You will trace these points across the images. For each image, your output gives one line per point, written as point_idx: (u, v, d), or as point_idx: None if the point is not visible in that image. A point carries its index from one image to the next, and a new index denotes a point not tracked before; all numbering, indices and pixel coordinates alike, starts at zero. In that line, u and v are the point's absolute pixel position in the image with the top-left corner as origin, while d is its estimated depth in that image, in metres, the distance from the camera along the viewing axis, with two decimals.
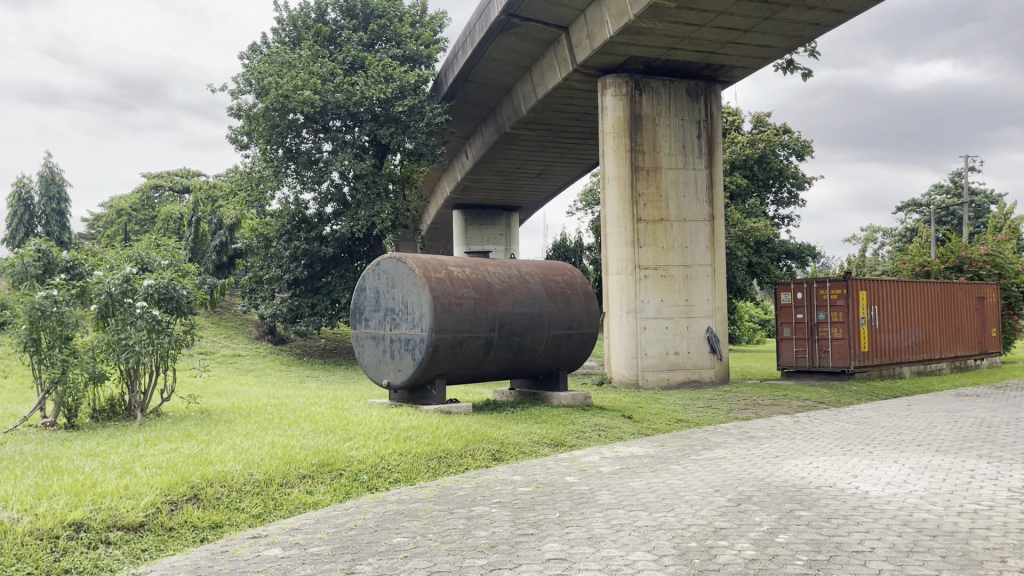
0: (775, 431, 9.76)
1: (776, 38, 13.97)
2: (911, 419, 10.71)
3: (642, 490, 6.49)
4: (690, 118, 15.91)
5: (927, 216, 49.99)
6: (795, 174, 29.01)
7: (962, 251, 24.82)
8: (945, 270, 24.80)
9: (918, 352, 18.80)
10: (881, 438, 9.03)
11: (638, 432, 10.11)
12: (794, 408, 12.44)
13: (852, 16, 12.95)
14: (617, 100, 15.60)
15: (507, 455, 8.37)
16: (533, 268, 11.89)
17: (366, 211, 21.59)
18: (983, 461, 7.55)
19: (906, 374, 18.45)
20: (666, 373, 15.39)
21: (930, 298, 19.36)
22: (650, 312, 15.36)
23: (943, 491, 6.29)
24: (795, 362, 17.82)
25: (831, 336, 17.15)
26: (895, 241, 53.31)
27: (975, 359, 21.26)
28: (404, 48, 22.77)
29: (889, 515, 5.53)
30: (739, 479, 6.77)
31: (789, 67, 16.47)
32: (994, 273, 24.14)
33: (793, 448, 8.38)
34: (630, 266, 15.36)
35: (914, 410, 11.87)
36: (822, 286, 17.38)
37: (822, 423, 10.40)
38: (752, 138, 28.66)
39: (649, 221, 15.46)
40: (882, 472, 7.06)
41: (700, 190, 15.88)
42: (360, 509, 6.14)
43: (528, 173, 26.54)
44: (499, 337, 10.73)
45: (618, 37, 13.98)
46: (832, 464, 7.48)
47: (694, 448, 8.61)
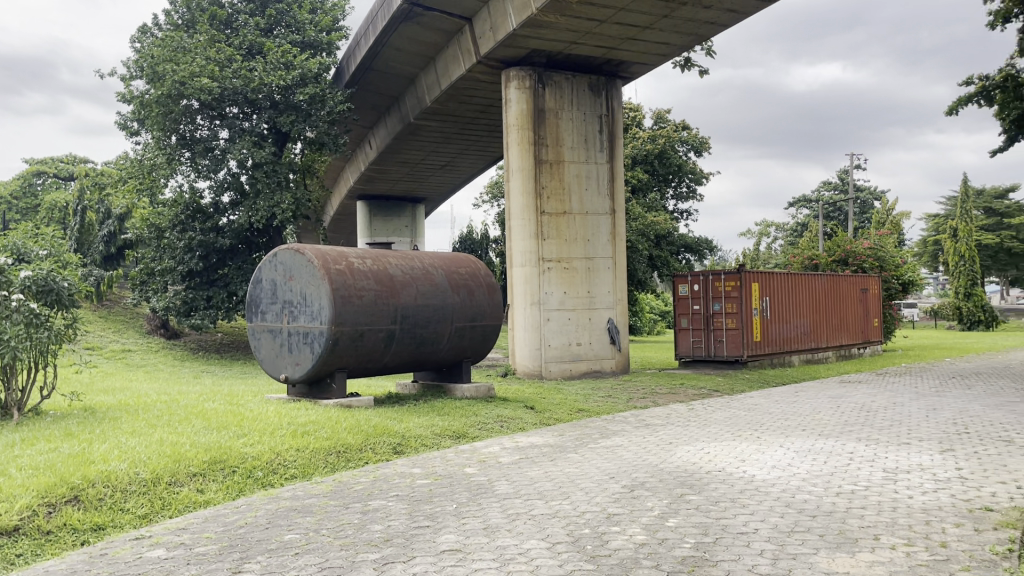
0: (670, 419, 10.04)
1: (674, 36, 14.30)
2: (797, 405, 11.22)
3: (540, 479, 6.56)
4: (591, 112, 16.17)
5: (817, 211, 52.58)
6: (693, 169, 29.92)
7: (847, 246, 25.86)
8: (832, 264, 25.72)
9: (806, 341, 19.67)
10: (769, 423, 9.40)
11: (539, 422, 10.22)
12: (689, 397, 12.81)
13: (745, 16, 13.38)
14: (520, 93, 15.62)
15: (408, 448, 8.29)
16: (436, 260, 11.81)
17: (265, 201, 21.04)
18: (861, 444, 7.98)
19: (795, 363, 19.27)
20: (569, 364, 15.59)
21: (818, 290, 20.24)
22: (553, 304, 15.53)
23: (824, 473, 6.62)
24: (692, 352, 18.31)
25: (725, 327, 17.73)
26: (787, 234, 55.72)
27: (858, 348, 22.38)
28: (303, 35, 22.29)
29: (773, 497, 5.77)
30: (634, 466, 6.91)
31: (687, 64, 16.91)
32: (876, 266, 25.45)
33: (686, 435, 8.61)
34: (534, 258, 15.44)
35: (800, 396, 12.43)
36: (717, 278, 17.96)
37: (715, 410, 10.73)
38: (652, 133, 29.22)
39: (552, 214, 15.61)
40: (768, 456, 7.35)
41: (601, 183, 16.17)
42: (251, 506, 5.98)
43: (432, 165, 26.37)
44: (401, 330, 10.65)
45: (521, 30, 14.02)
46: (722, 449, 7.75)
47: (593, 436, 8.76)
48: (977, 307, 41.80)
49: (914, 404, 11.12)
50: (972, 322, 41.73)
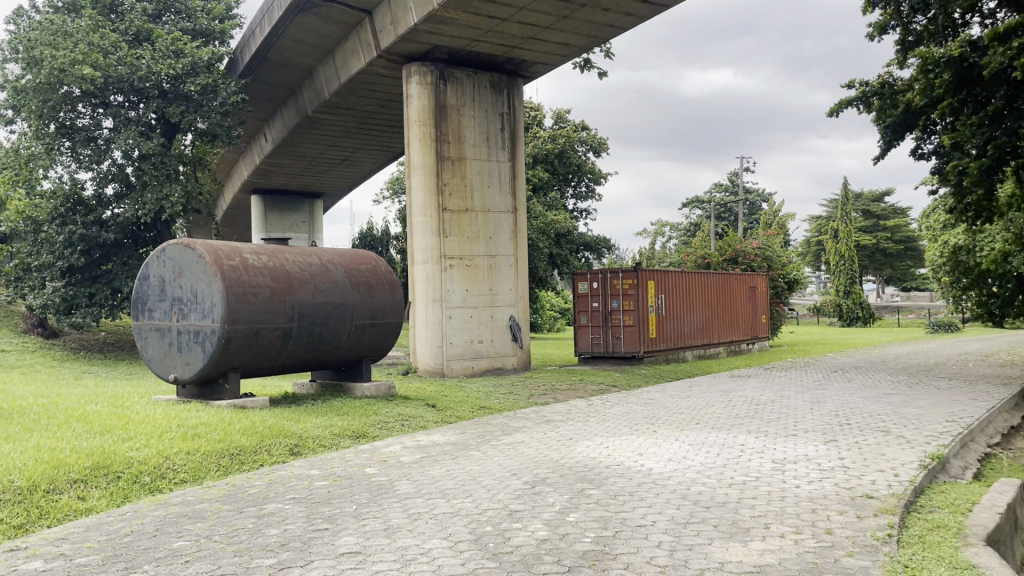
0: (569, 414, 10.16)
1: (574, 36, 14.48)
2: (691, 399, 11.55)
3: (441, 477, 6.52)
4: (493, 110, 16.19)
5: (708, 212, 54.47)
6: (592, 169, 30.40)
7: (737, 246, 26.84)
8: (723, 263, 26.66)
9: (698, 337, 20.28)
10: (664, 418, 9.64)
11: (441, 419, 10.16)
12: (588, 392, 13.01)
13: (643, 20, 13.67)
14: (421, 89, 15.49)
15: (305, 449, 8.09)
16: (335, 257, 11.57)
17: (153, 194, 20.12)
18: (751, 436, 8.28)
19: (689, 358, 19.86)
20: (471, 362, 15.55)
21: (709, 288, 20.93)
22: (455, 302, 15.46)
23: (717, 465, 6.83)
24: (591, 348, 18.59)
25: (622, 323, 18.10)
26: (681, 234, 57.46)
27: (748, 343, 23.27)
28: (194, 23, 21.47)
29: (670, 490, 5.91)
30: (535, 463, 6.96)
31: (587, 65, 17.14)
32: (764, 265, 26.52)
33: (586, 430, 8.74)
34: (435, 255, 15.34)
35: (693, 391, 12.82)
36: (615, 276, 18.31)
37: (614, 406, 10.94)
38: (552, 133, 29.54)
39: (454, 211, 15.55)
40: (664, 449, 7.53)
41: (503, 181, 16.23)
42: (137, 513, 5.70)
43: (331, 159, 25.86)
44: (298, 328, 10.39)
45: (422, 25, 13.90)
46: (620, 443, 7.88)
47: (494, 433, 8.76)
48: (856, 304, 44.05)
49: (799, 397, 11.65)
50: (852, 318, 43.96)
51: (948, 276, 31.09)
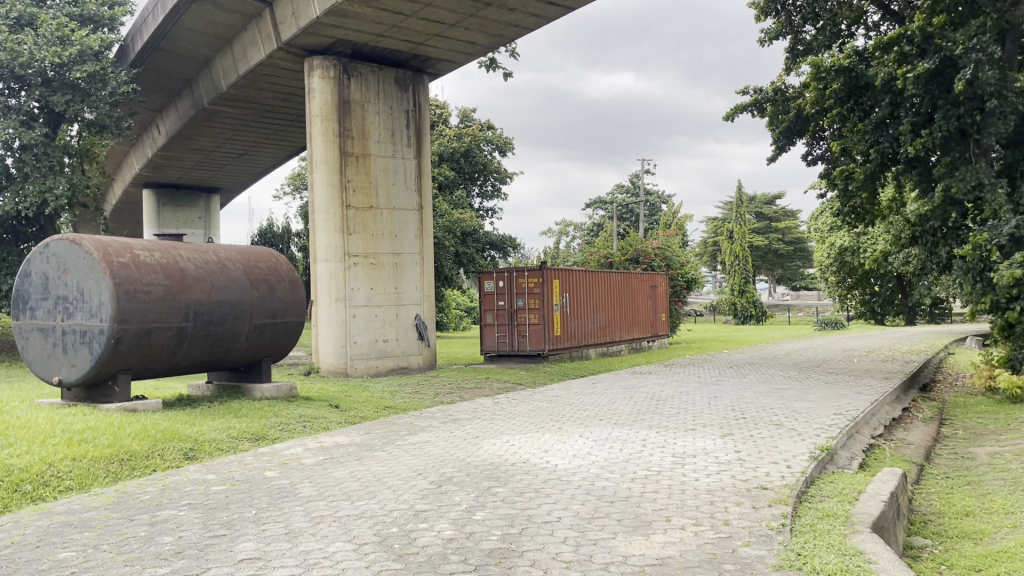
0: (475, 413, 10.15)
1: (480, 35, 14.48)
2: (595, 396, 11.73)
3: (345, 479, 6.39)
4: (398, 107, 16.02)
5: (611, 212, 55.59)
6: (498, 169, 30.49)
7: (638, 245, 27.43)
8: (625, 262, 27.21)
9: (601, 335, 20.63)
10: (569, 414, 9.75)
11: (344, 420, 9.98)
12: (494, 391, 13.03)
13: (547, 21, 13.78)
14: (324, 83, 15.16)
15: (202, 453, 7.79)
16: (233, 253, 11.21)
17: (35, 186, 19.01)
18: (652, 431, 8.48)
19: (592, 356, 20.17)
20: (375, 361, 15.35)
21: (612, 286, 21.31)
22: (359, 301, 15.21)
23: (620, 460, 6.96)
24: (497, 347, 18.65)
25: (528, 322, 18.23)
26: (584, 234, 58.39)
27: (648, 340, 23.83)
28: (82, 8, 20.45)
29: (575, 485, 5.98)
30: (441, 462, 6.91)
31: (493, 65, 17.17)
32: (664, 265, 27.22)
33: (491, 428, 8.75)
34: (339, 253, 15.06)
35: (596, 387, 13.02)
36: (521, 274, 18.42)
37: (519, 404, 11.00)
38: (458, 131, 29.48)
39: (358, 208, 15.30)
40: (569, 446, 7.61)
41: (408, 178, 16.08)
42: (19, 523, 5.37)
43: (229, 154, 25.04)
44: (193, 327, 10.01)
45: (325, 19, 13.62)
46: (526, 441, 7.93)
47: (399, 433, 8.67)
48: (750, 302, 45.72)
49: (698, 393, 12.00)
50: (746, 316, 45.61)
51: (834, 276, 32.67)
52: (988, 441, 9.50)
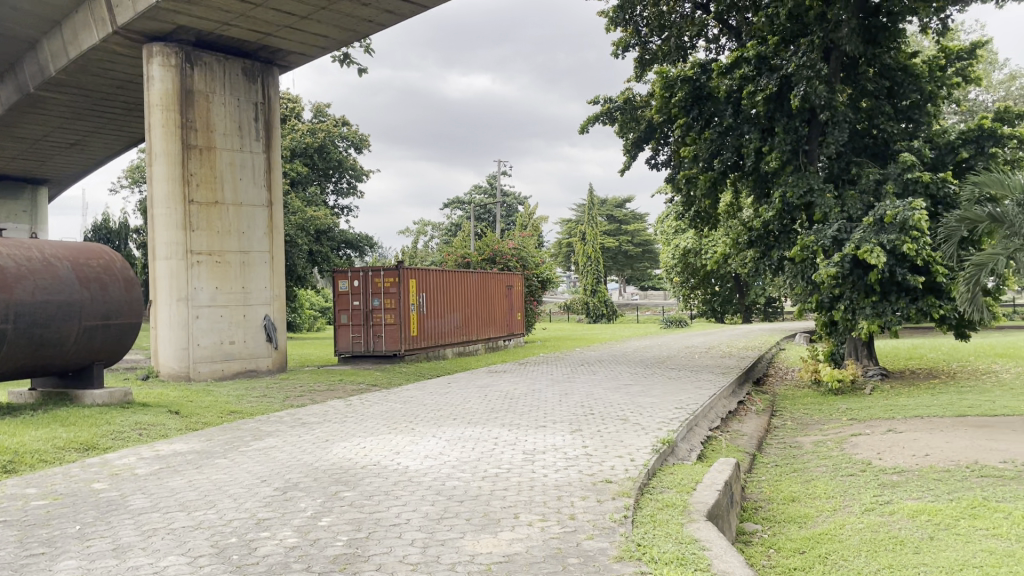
0: (326, 416, 9.91)
1: (332, 29, 14.15)
2: (450, 396, 11.72)
3: (182, 489, 6.06)
4: (245, 99, 15.40)
5: (468, 213, 55.94)
6: (353, 166, 29.96)
7: (495, 246, 27.70)
8: (482, 262, 27.40)
9: (458, 335, 20.67)
10: (422, 415, 9.69)
11: (185, 426, 9.49)
12: (347, 392, 12.78)
13: (402, 18, 13.65)
14: (164, 71, 14.34)
15: (21, 466, 7.18)
16: (60, 250, 10.40)
17: None
18: (504, 429, 8.57)
19: (448, 356, 20.16)
20: (220, 364, 14.69)
21: (468, 286, 21.40)
22: (204, 301, 14.52)
23: (471, 459, 6.98)
24: (351, 347, 18.27)
25: (384, 322, 18.00)
26: (442, 234, 58.39)
27: (504, 339, 24.12)
28: None
29: (425, 486, 5.94)
30: (287, 467, 6.69)
31: (346, 59, 16.83)
32: (520, 265, 27.64)
33: (342, 431, 8.57)
34: (181, 251, 14.30)
35: (451, 387, 13.03)
36: (376, 274, 18.16)
37: (372, 405, 10.85)
38: (311, 126, 28.70)
39: (202, 204, 14.59)
40: (421, 446, 7.57)
41: (257, 174, 15.50)
42: None
43: (57, 143, 23.26)
44: (14, 330, 9.24)
45: (166, 4, 12.87)
46: (377, 443, 7.81)
47: (244, 439, 8.32)
48: (601, 302, 47.21)
49: (550, 390, 12.24)
50: (597, 316, 47.09)
51: (679, 277, 34.30)
52: (813, 430, 10.26)
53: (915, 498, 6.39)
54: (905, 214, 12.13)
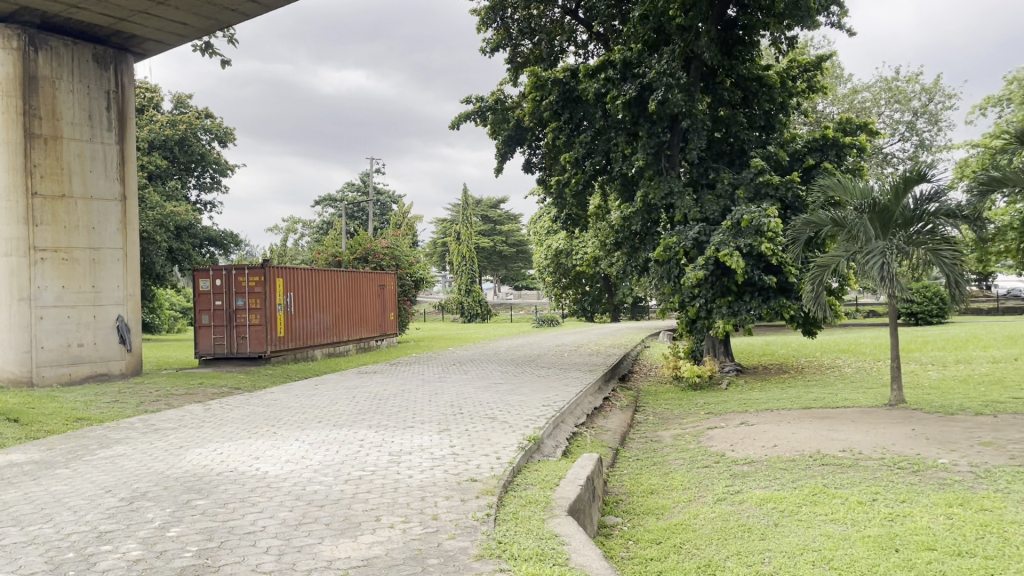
0: (182, 421, 9.45)
1: (192, 17, 13.51)
2: (316, 398, 11.45)
3: (16, 503, 5.63)
4: (97, 87, 14.49)
5: (340, 210, 54.89)
6: (217, 160, 28.87)
7: (367, 244, 27.26)
8: (354, 261, 26.90)
9: (328, 335, 20.23)
10: (286, 418, 9.41)
11: (24, 435, 8.82)
12: (207, 396, 12.26)
13: (267, 9, 13.20)
14: (4, 53, 13.38)
15: None
16: None
17: None
18: (371, 431, 8.44)
19: (317, 357, 19.68)
20: (67, 368, 13.78)
21: (338, 285, 21.00)
22: (48, 301, 13.58)
23: (334, 462, 6.83)
24: (213, 350, 17.47)
25: (248, 323, 17.34)
26: (313, 232, 56.99)
27: (376, 340, 23.81)
28: None
29: (284, 492, 5.77)
30: (136, 476, 6.33)
31: (209, 49, 16.12)
32: (392, 264, 27.34)
33: (198, 436, 8.21)
34: (21, 246, 13.36)
35: (318, 389, 12.73)
36: (240, 273, 17.52)
37: (233, 408, 10.44)
38: (172, 117, 27.20)
39: (47, 197, 13.65)
40: (282, 451, 7.34)
41: (110, 166, 14.61)
42: None
43: None
44: None
45: None
46: (235, 448, 7.52)
47: (90, 447, 7.82)
48: (476, 302, 47.37)
49: (419, 390, 12.17)
50: (472, 315, 47.21)
51: (551, 277, 34.89)
52: (673, 424, 10.67)
53: (763, 487, 6.75)
54: (759, 220, 12.74)
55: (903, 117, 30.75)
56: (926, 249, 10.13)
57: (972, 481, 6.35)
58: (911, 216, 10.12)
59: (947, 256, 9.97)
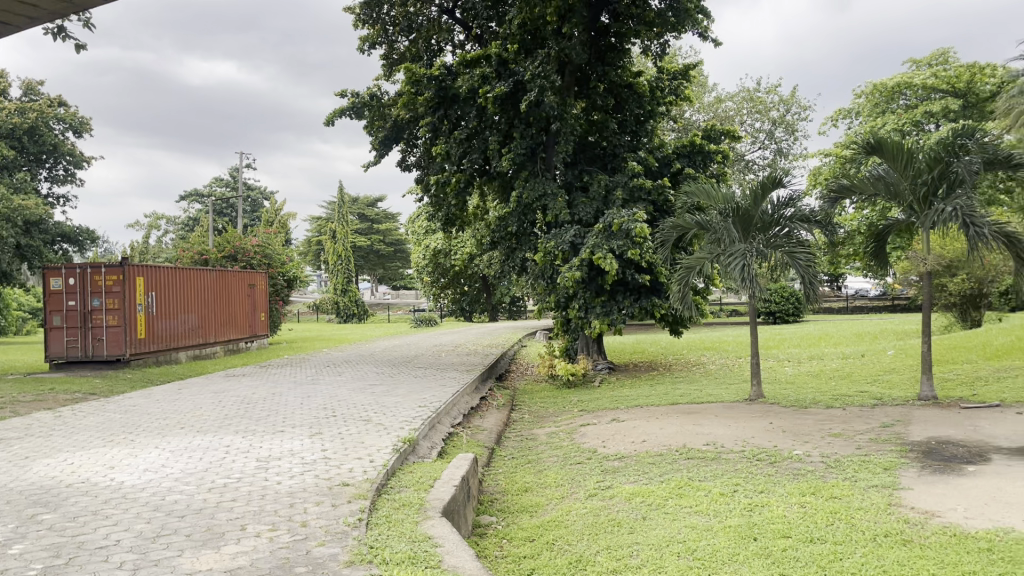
0: (28, 430, 8.79)
1: None
2: (180, 403, 10.92)
3: None
4: None
5: (208, 207, 52.72)
6: (72, 151, 27.11)
7: (236, 242, 26.27)
8: (222, 259, 25.85)
9: (194, 337, 19.38)
10: (145, 425, 8.92)
11: None
12: (58, 403, 11.46)
13: None
14: None
15: None
16: None
17: None
18: (238, 436, 8.12)
19: (182, 359, 18.80)
20: None
21: (205, 285, 20.12)
22: None
23: (198, 470, 6.53)
24: (66, 353, 16.39)
25: (105, 324, 16.35)
26: (178, 229, 54.45)
27: (246, 342, 22.98)
28: None
29: (141, 503, 5.46)
30: None
31: (62, 32, 15.08)
32: (263, 263, 26.49)
33: (47, 446, 7.65)
34: None
35: (183, 393, 12.16)
36: (96, 272, 16.48)
37: (87, 416, 9.81)
38: (20, 105, 25.38)
39: None
40: (141, 459, 6.95)
41: None
42: None
43: None
44: None
45: None
46: (89, 458, 7.06)
47: None
48: (352, 302, 46.63)
49: (291, 393, 11.82)
50: (348, 316, 46.40)
51: (429, 277, 34.72)
52: (547, 422, 10.82)
53: (633, 481, 6.95)
54: (628, 223, 13.11)
55: (764, 126, 32.43)
56: (782, 252, 10.66)
57: (823, 470, 6.75)
58: (769, 220, 10.66)
59: (802, 258, 10.56)
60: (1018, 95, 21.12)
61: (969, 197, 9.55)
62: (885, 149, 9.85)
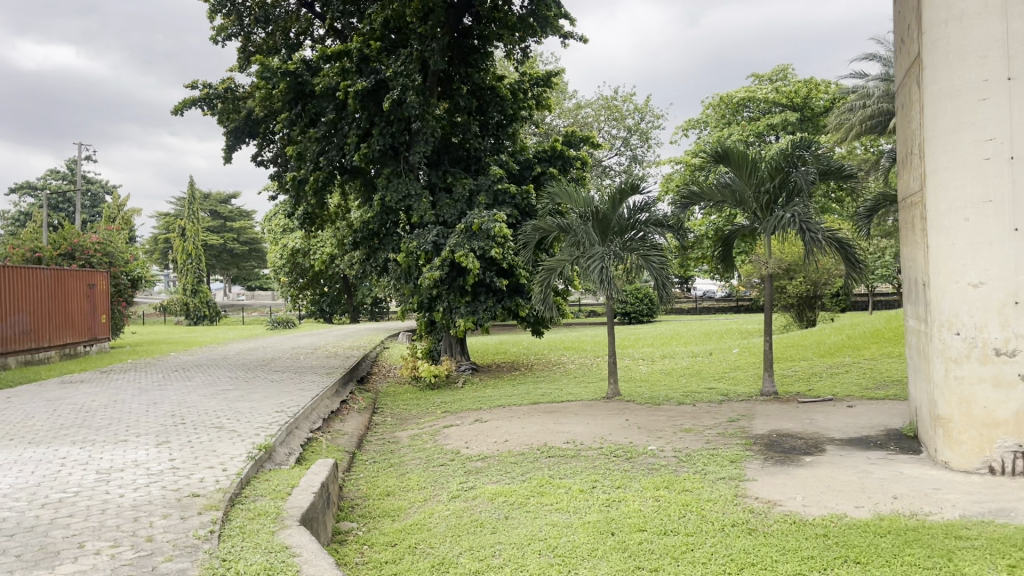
0: None
1: None
2: (8, 413, 10.03)
3: None
4: None
5: (41, 200, 48.92)
6: None
7: (74, 239, 24.48)
8: (57, 258, 24.01)
9: (24, 341, 17.92)
10: None
11: None
12: None
13: None
14: None
15: None
16: None
17: None
18: (76, 447, 7.55)
19: (11, 365, 17.32)
20: None
21: (36, 285, 18.58)
22: None
23: (29, 485, 6.01)
24: None
25: None
26: (6, 223, 50.18)
27: (84, 345, 21.44)
28: None
29: None
30: None
31: None
32: (105, 261, 24.83)
33: None
34: None
35: (11, 402, 11.18)
36: None
37: None
38: None
39: None
40: None
41: None
42: None
43: None
44: None
45: None
46: None
47: None
48: (202, 302, 44.59)
49: (136, 400, 11.13)
50: (198, 317, 44.27)
51: (286, 277, 33.63)
52: (410, 425, 10.71)
53: (495, 482, 6.98)
54: (489, 224, 13.21)
55: (620, 133, 33.56)
56: (637, 255, 11.03)
57: (675, 464, 7.04)
58: (626, 223, 11.01)
59: (656, 261, 10.96)
60: (847, 111, 22.89)
61: (805, 206, 10.24)
62: (732, 158, 10.39)
